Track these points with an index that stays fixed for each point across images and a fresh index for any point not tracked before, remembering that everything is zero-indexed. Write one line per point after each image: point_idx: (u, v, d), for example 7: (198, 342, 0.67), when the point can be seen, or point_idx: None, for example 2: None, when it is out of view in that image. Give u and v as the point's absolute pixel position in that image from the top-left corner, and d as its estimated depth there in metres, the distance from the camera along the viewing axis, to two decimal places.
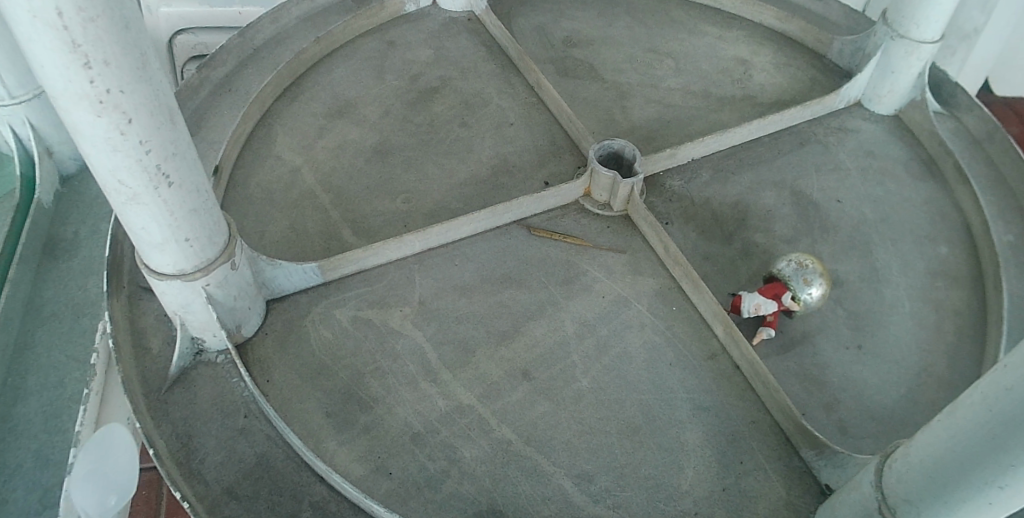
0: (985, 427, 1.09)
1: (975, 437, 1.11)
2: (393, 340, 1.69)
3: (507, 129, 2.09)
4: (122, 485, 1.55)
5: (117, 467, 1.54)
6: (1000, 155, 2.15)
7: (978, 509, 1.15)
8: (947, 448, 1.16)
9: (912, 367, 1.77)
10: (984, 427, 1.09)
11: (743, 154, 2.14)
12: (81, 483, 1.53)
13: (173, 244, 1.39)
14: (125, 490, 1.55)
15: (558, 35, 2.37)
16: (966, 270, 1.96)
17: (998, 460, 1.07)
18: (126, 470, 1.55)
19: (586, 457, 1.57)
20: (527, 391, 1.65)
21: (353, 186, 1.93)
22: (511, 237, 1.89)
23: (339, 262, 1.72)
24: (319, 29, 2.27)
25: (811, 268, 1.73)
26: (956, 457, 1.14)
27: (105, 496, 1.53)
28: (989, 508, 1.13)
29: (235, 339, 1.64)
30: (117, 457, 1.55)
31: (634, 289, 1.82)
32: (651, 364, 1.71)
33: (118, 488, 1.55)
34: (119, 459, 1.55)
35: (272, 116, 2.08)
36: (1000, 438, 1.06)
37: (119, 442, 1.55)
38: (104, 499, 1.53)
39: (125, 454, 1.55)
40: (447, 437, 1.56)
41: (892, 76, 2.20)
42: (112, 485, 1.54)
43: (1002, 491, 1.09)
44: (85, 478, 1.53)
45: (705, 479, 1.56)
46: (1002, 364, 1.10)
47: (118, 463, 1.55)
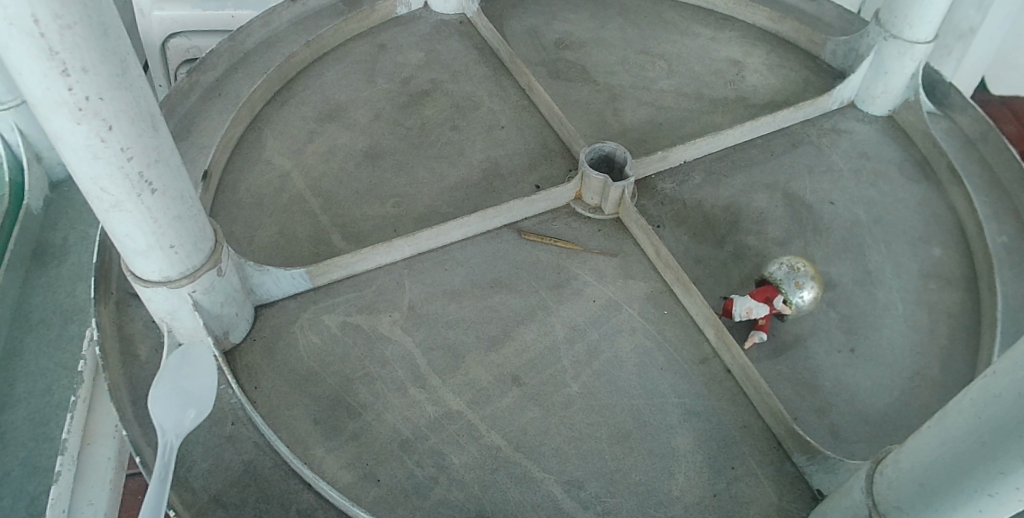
0: (973, 435, 1.08)
1: (964, 446, 1.10)
2: (382, 346, 1.68)
3: (499, 132, 2.07)
4: (202, 399, 1.37)
5: (198, 384, 1.41)
6: (994, 156, 2.14)
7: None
8: (937, 456, 1.15)
9: (905, 371, 1.76)
10: (972, 435, 1.08)
11: (736, 155, 2.12)
12: (159, 394, 1.36)
13: (157, 251, 1.38)
14: (203, 407, 1.36)
15: (550, 37, 2.36)
16: (960, 272, 1.95)
17: (986, 469, 1.06)
18: (208, 388, 1.40)
19: (576, 463, 1.56)
20: (517, 397, 1.64)
21: (342, 190, 1.92)
22: (501, 241, 1.88)
23: (328, 268, 1.71)
24: (309, 32, 2.25)
25: (802, 271, 1.72)
26: (945, 464, 1.13)
27: (184, 408, 1.34)
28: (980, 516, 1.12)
29: (223, 345, 1.63)
30: (199, 376, 1.42)
31: (625, 293, 1.81)
32: (641, 369, 1.70)
33: (198, 404, 1.36)
34: (202, 377, 1.42)
35: (262, 120, 2.07)
36: (987, 447, 1.05)
37: (205, 362, 1.46)
38: (180, 412, 1.33)
39: (208, 376, 1.43)
40: (436, 444, 1.55)
41: (886, 77, 2.19)
42: (193, 399, 1.37)
43: (992, 499, 1.08)
44: (167, 390, 1.38)
45: (695, 484, 1.55)
46: (991, 371, 1.08)
47: (201, 382, 1.41)
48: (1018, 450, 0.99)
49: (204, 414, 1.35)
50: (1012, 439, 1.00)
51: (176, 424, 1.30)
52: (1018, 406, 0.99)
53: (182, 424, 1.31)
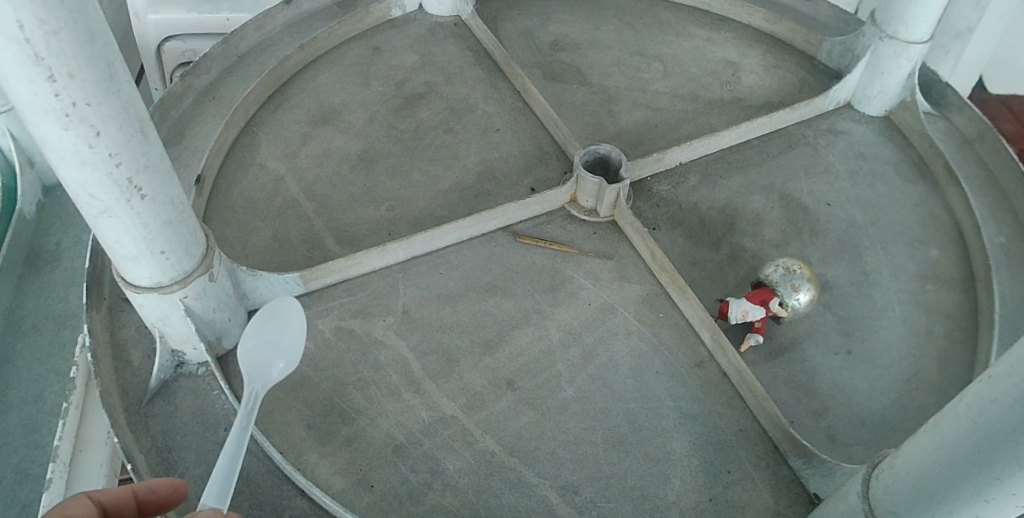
0: (968, 440, 1.07)
1: (959, 451, 1.09)
2: (376, 351, 1.67)
3: (494, 134, 2.07)
4: (291, 351, 1.52)
5: (288, 338, 1.54)
6: (992, 155, 2.13)
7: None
8: (932, 461, 1.14)
9: (903, 373, 1.75)
10: (967, 440, 1.07)
11: (732, 157, 2.12)
12: (254, 347, 1.53)
13: (148, 257, 1.38)
14: (290, 358, 1.51)
15: (545, 39, 2.35)
16: (957, 273, 1.94)
17: (982, 474, 1.05)
18: (296, 338, 1.54)
19: (571, 468, 1.55)
20: (511, 401, 1.63)
21: (336, 194, 1.91)
22: (496, 244, 1.87)
23: (322, 272, 1.70)
24: (303, 34, 2.25)
25: (798, 274, 1.71)
26: (940, 470, 1.12)
27: (272, 361, 1.50)
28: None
29: (215, 352, 1.63)
30: (288, 326, 1.56)
31: (620, 296, 1.80)
32: (637, 373, 1.69)
33: (286, 355, 1.52)
34: (292, 330, 1.55)
35: (256, 124, 2.06)
36: (983, 452, 1.04)
37: (295, 316, 1.56)
38: (269, 365, 1.50)
39: (297, 325, 1.56)
40: (430, 449, 1.55)
41: (882, 77, 2.18)
42: (281, 351, 1.52)
43: (987, 504, 1.07)
44: (264, 343, 1.55)
45: (691, 489, 1.54)
46: (986, 375, 1.08)
47: (291, 333, 1.55)
48: (1013, 455, 0.99)
49: (292, 367, 1.50)
50: (1008, 445, 1.00)
51: (266, 377, 1.48)
52: (1013, 411, 0.98)
53: (270, 375, 1.49)
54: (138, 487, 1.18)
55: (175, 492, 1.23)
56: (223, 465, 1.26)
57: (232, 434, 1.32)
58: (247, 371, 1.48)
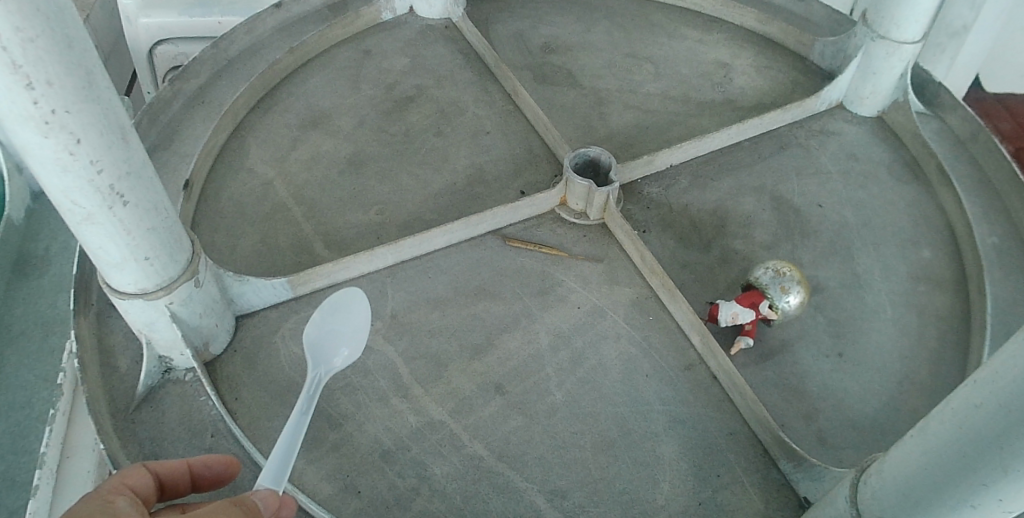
0: (955, 445, 1.06)
1: (945, 457, 1.08)
2: (363, 355, 1.66)
3: (483, 137, 2.06)
4: (355, 341, 1.60)
5: (351, 328, 1.62)
6: (985, 155, 2.12)
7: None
8: (919, 467, 1.13)
9: (894, 375, 1.74)
10: (953, 445, 1.06)
11: (723, 159, 2.11)
12: (318, 335, 1.60)
13: (133, 263, 1.37)
14: (354, 348, 1.59)
15: (536, 41, 2.35)
16: (949, 274, 1.93)
17: (968, 480, 1.04)
18: (360, 330, 1.62)
19: (559, 472, 1.54)
20: (500, 406, 1.62)
21: (325, 198, 1.91)
22: (485, 248, 1.87)
23: (309, 277, 1.69)
24: (293, 38, 2.24)
25: (788, 276, 1.70)
26: (927, 476, 1.11)
27: (336, 349, 1.57)
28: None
29: (202, 357, 1.62)
30: (353, 319, 1.64)
31: (610, 299, 1.80)
32: (626, 377, 1.68)
33: (350, 344, 1.59)
34: (354, 322, 1.64)
35: (245, 128, 2.06)
36: (969, 457, 1.03)
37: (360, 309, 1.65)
38: (333, 353, 1.57)
39: (361, 319, 1.64)
40: (418, 454, 1.54)
41: (874, 78, 2.17)
42: (345, 341, 1.60)
43: (974, 509, 1.06)
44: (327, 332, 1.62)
45: (680, 493, 1.53)
46: (973, 380, 1.06)
47: (354, 325, 1.63)
48: (1000, 460, 0.98)
49: (355, 356, 1.58)
50: (994, 449, 0.99)
51: (329, 363, 1.55)
52: (999, 418, 0.97)
53: (333, 362, 1.56)
54: (192, 461, 1.18)
55: (227, 468, 1.22)
56: (286, 437, 1.31)
57: (297, 411, 1.37)
58: (312, 356, 1.55)
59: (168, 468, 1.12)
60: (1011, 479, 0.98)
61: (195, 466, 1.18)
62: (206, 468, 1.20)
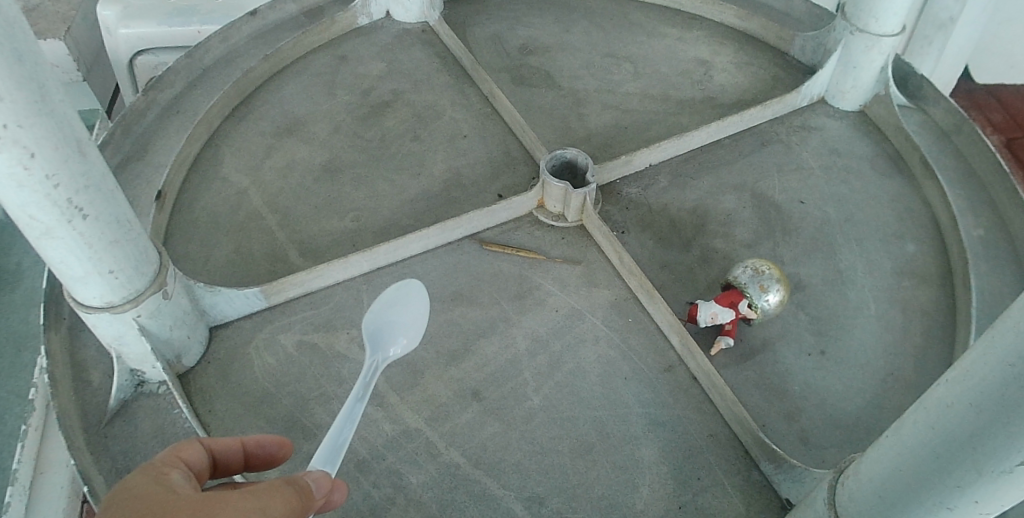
0: (927, 447, 1.03)
1: (919, 458, 1.05)
2: (338, 364, 1.65)
3: (460, 141, 2.05)
4: (412, 330, 1.52)
5: (407, 317, 1.55)
6: (969, 147, 2.09)
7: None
8: (894, 469, 1.11)
9: (878, 372, 1.71)
10: (926, 447, 1.03)
11: (703, 157, 2.09)
12: (374, 327, 1.52)
13: (97, 277, 1.35)
14: (412, 337, 1.50)
15: (514, 43, 2.33)
16: (935, 268, 1.90)
17: (943, 482, 1.02)
18: (417, 321, 1.53)
19: (537, 478, 1.52)
20: (477, 412, 1.60)
21: (300, 206, 1.89)
22: (462, 253, 1.85)
23: (283, 286, 1.68)
24: (269, 45, 2.23)
25: (767, 274, 1.67)
26: (902, 478, 1.09)
27: (393, 337, 1.49)
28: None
29: (175, 369, 1.60)
30: (410, 311, 1.56)
31: (588, 301, 1.78)
32: (605, 380, 1.66)
33: (408, 334, 1.51)
34: (411, 311, 1.56)
35: (220, 137, 2.04)
36: (943, 459, 1.00)
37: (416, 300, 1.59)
38: (390, 342, 1.49)
39: (419, 308, 1.57)
40: (393, 463, 1.52)
41: (855, 71, 2.15)
42: (402, 329, 1.51)
43: (951, 511, 1.04)
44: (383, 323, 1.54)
45: (660, 497, 1.51)
46: (943, 380, 1.03)
47: (412, 314, 1.56)
48: (976, 461, 0.95)
49: (413, 346, 1.49)
50: (967, 450, 0.96)
51: (386, 352, 1.47)
52: (969, 420, 0.95)
53: (390, 352, 1.48)
54: (247, 440, 1.13)
55: (281, 449, 1.17)
56: (339, 424, 1.25)
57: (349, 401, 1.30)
58: (370, 344, 1.48)
59: (223, 445, 1.07)
60: (985, 480, 0.95)
61: (248, 446, 1.13)
62: (259, 449, 1.15)
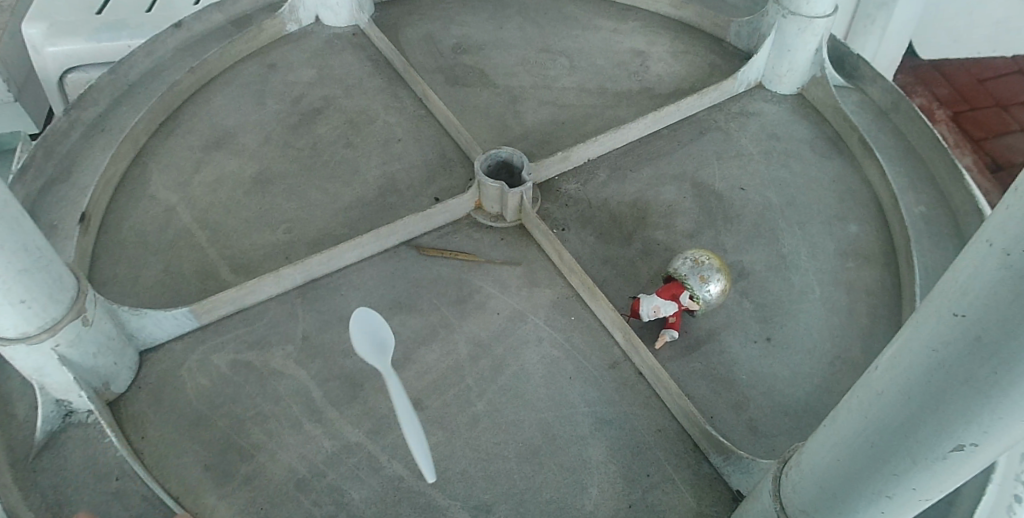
0: (862, 437, 1.02)
1: (857, 449, 1.04)
2: (274, 381, 1.60)
3: (395, 145, 2.00)
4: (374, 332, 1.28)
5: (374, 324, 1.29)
6: (905, 125, 2.10)
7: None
8: (833, 460, 1.10)
9: (824, 355, 1.71)
10: (862, 437, 1.02)
11: (642, 149, 2.07)
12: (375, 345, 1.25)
13: (8, 308, 1.28)
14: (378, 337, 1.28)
15: (448, 42, 2.29)
16: (877, 248, 1.91)
17: (883, 471, 1.01)
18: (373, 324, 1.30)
19: (484, 486, 1.49)
20: (419, 422, 1.57)
21: (231, 221, 1.84)
22: (400, 259, 1.81)
23: (212, 305, 1.63)
24: (195, 57, 2.16)
25: (707, 265, 1.66)
26: (842, 469, 1.08)
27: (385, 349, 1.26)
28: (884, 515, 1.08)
29: (104, 397, 1.54)
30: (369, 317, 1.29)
31: (531, 302, 1.75)
32: (550, 380, 1.64)
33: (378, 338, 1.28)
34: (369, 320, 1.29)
35: (147, 153, 1.97)
36: (880, 449, 0.99)
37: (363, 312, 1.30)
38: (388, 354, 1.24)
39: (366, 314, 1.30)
40: (335, 480, 1.48)
41: (789, 55, 2.15)
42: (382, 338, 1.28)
43: (891, 499, 1.04)
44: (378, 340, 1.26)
45: (610, 497, 1.49)
46: (874, 367, 1.02)
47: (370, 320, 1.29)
48: (917, 450, 0.94)
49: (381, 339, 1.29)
50: (903, 440, 0.95)
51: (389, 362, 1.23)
52: (902, 409, 0.93)
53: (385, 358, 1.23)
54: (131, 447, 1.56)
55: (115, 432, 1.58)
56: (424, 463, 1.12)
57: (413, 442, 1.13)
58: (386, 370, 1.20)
59: None
60: (923, 467, 0.95)
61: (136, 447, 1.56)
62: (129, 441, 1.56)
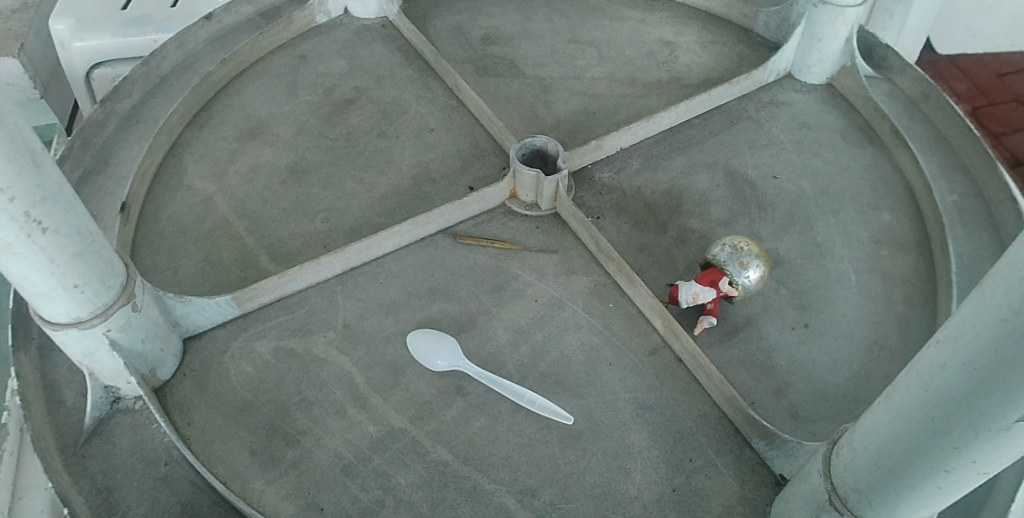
0: (922, 410, 1.02)
1: (915, 422, 1.05)
2: (317, 369, 1.61)
3: (428, 135, 2.01)
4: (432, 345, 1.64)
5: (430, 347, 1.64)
6: (936, 114, 2.11)
7: (928, 495, 1.10)
8: (890, 435, 1.10)
9: (862, 341, 1.71)
10: (921, 410, 1.03)
11: (673, 138, 2.08)
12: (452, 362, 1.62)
13: (62, 293, 1.29)
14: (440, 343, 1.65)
15: (476, 33, 2.30)
16: (910, 235, 1.91)
17: (941, 445, 1.02)
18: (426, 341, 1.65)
19: (528, 471, 1.50)
20: (462, 408, 1.57)
21: (268, 210, 1.85)
22: (436, 248, 1.82)
23: (254, 292, 1.63)
24: (227, 48, 2.17)
25: (746, 251, 1.66)
26: (899, 444, 1.08)
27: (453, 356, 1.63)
28: (938, 492, 1.08)
29: (151, 383, 1.56)
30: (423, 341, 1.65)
31: (568, 289, 1.76)
32: (590, 366, 1.64)
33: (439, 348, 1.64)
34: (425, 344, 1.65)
35: (183, 144, 1.98)
36: (941, 421, 1.00)
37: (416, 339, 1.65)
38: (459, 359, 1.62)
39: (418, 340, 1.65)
40: (380, 466, 1.49)
41: (819, 44, 2.15)
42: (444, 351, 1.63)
43: (949, 474, 1.04)
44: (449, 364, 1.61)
45: (653, 482, 1.50)
46: (936, 341, 1.03)
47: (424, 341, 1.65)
48: (980, 421, 0.94)
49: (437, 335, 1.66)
50: (967, 411, 0.95)
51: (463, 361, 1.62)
52: (965, 378, 0.95)
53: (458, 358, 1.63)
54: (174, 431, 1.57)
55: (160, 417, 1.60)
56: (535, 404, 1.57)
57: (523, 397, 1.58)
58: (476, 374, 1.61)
59: None
60: (984, 439, 0.95)
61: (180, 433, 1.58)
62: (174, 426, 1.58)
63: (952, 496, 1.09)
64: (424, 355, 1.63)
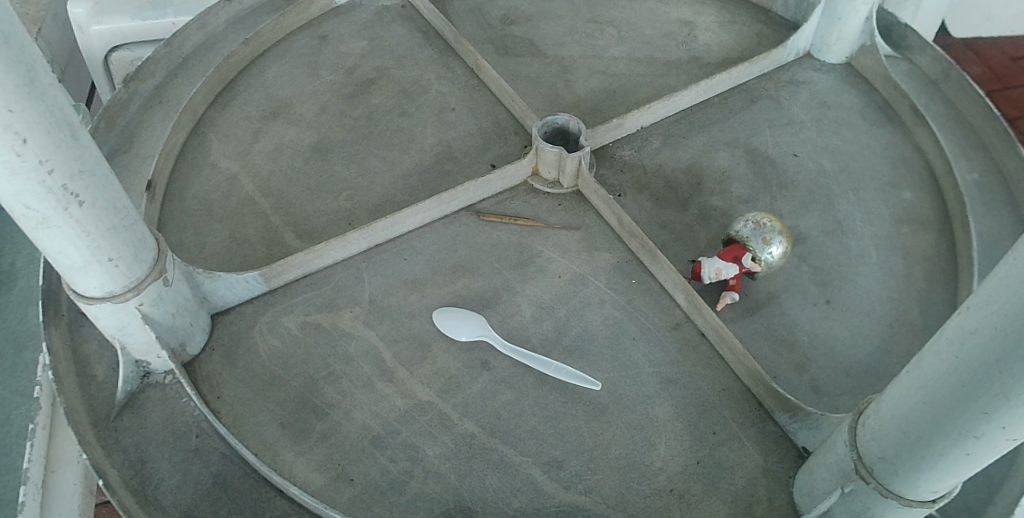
0: (953, 375, 0.98)
1: (944, 389, 1.00)
2: (345, 343, 1.64)
3: (449, 114, 2.02)
4: (458, 320, 1.66)
5: (459, 321, 1.66)
6: (957, 93, 2.10)
7: (956, 463, 1.05)
8: (917, 402, 1.05)
9: (884, 316, 1.72)
10: (951, 374, 0.98)
11: (694, 117, 2.09)
12: (480, 334, 1.64)
13: (96, 266, 1.29)
14: (466, 317, 1.66)
15: (496, 14, 2.31)
16: (931, 212, 1.91)
17: (970, 410, 0.97)
18: (452, 316, 1.66)
19: (553, 443, 1.51)
20: (488, 381, 1.59)
21: (292, 189, 1.86)
22: (459, 225, 1.83)
23: (282, 268, 1.65)
24: (248, 29, 2.18)
25: (769, 227, 1.65)
26: (925, 412, 1.04)
27: (481, 330, 1.64)
28: (967, 460, 1.03)
29: (181, 358, 1.57)
30: (450, 318, 1.66)
31: (590, 265, 1.77)
32: (613, 340, 1.65)
33: (466, 322, 1.65)
34: (453, 319, 1.66)
35: (206, 124, 2.00)
36: (970, 385, 0.95)
37: (446, 315, 1.67)
38: (488, 333, 1.64)
39: (446, 316, 1.66)
40: (408, 437, 1.51)
41: (839, 24, 2.15)
42: (469, 325, 1.65)
43: (978, 440, 0.99)
44: (479, 335, 1.64)
45: (678, 454, 1.50)
46: (965, 306, 0.98)
47: (451, 319, 1.66)
48: (1012, 384, 0.89)
49: (460, 308, 1.68)
50: (999, 373, 0.90)
51: (491, 333, 1.64)
52: (998, 344, 0.89)
53: (488, 332, 1.64)
54: None
55: None
56: (559, 372, 1.59)
57: (551, 367, 1.60)
58: (509, 350, 1.63)
59: None
60: (1015, 405, 0.91)
61: None
62: None
63: (982, 462, 1.03)
64: (449, 328, 1.65)
